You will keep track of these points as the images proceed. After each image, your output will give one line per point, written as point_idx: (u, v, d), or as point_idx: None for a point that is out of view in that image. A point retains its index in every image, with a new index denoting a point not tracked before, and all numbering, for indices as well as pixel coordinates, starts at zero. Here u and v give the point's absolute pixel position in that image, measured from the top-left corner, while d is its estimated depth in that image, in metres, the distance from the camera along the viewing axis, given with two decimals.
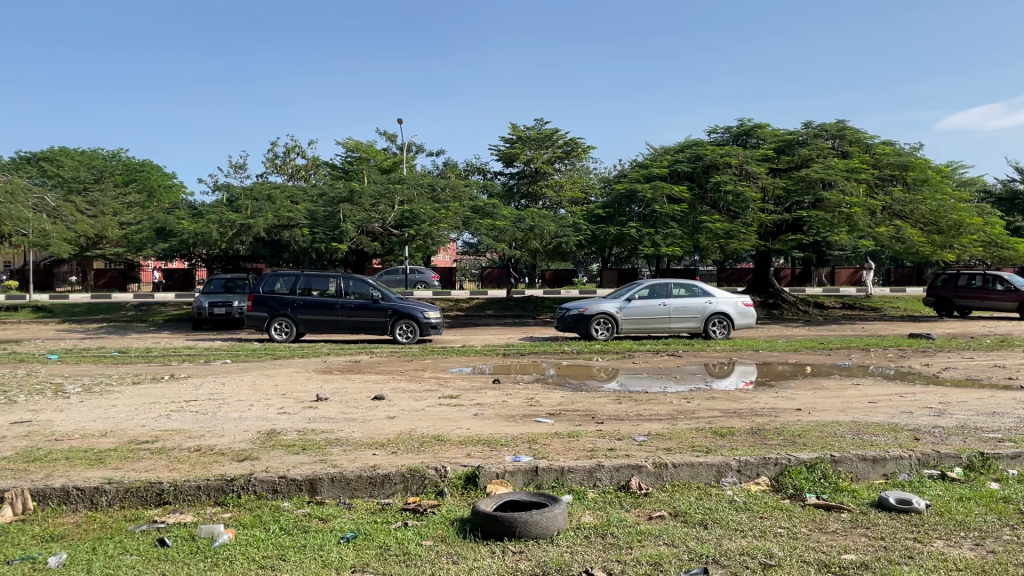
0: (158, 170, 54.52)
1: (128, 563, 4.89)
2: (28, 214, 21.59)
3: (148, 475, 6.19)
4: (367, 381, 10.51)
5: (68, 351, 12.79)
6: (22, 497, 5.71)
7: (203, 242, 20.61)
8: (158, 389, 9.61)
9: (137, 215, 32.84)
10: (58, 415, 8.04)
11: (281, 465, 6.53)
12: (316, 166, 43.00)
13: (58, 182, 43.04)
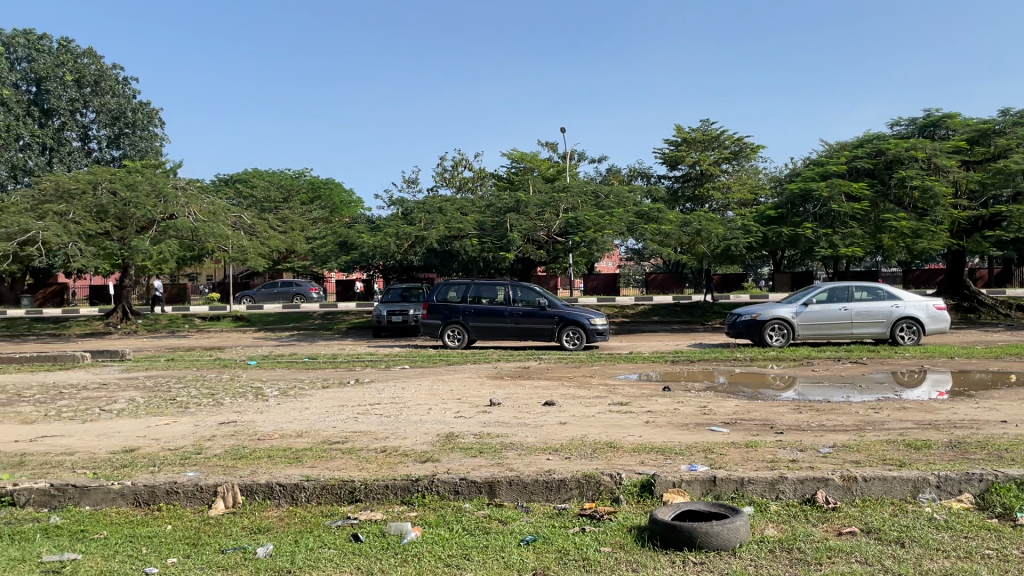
0: (339, 187, 57.96)
1: (327, 556, 5.23)
2: (229, 231, 23.63)
3: (340, 473, 6.59)
4: (538, 386, 10.68)
5: (264, 357, 13.86)
6: (232, 491, 6.21)
7: (381, 254, 21.76)
8: (346, 392, 10.22)
9: (322, 230, 35.08)
10: (260, 416, 8.74)
11: (459, 467, 6.75)
12: (483, 178, 44.26)
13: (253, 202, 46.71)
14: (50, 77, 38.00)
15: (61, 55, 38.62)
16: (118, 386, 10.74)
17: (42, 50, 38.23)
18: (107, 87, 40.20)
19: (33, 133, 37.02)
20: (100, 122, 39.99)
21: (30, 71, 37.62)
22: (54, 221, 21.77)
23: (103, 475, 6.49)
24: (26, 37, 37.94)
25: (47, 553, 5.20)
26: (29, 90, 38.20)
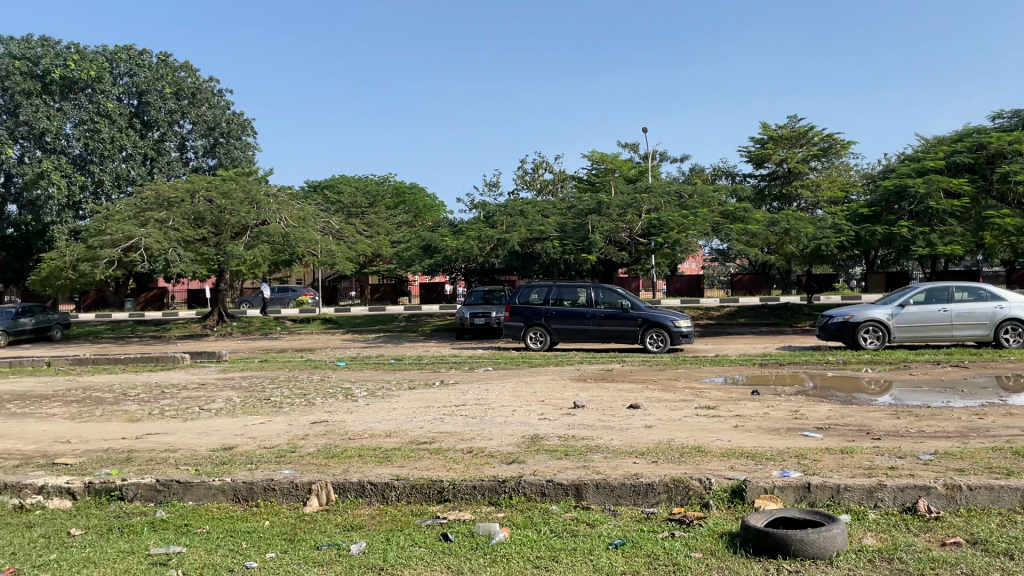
0: (422, 192, 58.86)
1: (418, 554, 5.31)
2: (317, 236, 24.31)
3: (429, 474, 6.68)
4: (622, 389, 10.60)
5: (352, 359, 14.20)
6: (325, 489, 6.38)
7: (463, 257, 22.01)
8: (431, 394, 10.37)
9: (406, 233, 35.72)
10: (350, 416, 8.96)
11: (546, 469, 6.76)
12: (563, 180, 44.27)
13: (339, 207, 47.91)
14: (150, 90, 39.65)
15: (160, 70, 40.28)
16: (216, 386, 11.18)
17: (144, 65, 40.04)
18: (203, 99, 41.73)
19: (135, 144, 38.79)
20: (197, 132, 41.74)
21: (132, 84, 39.28)
22: (156, 229, 22.85)
23: (204, 471, 6.75)
24: (127, 53, 39.64)
25: (154, 546, 5.45)
26: (131, 103, 40.04)
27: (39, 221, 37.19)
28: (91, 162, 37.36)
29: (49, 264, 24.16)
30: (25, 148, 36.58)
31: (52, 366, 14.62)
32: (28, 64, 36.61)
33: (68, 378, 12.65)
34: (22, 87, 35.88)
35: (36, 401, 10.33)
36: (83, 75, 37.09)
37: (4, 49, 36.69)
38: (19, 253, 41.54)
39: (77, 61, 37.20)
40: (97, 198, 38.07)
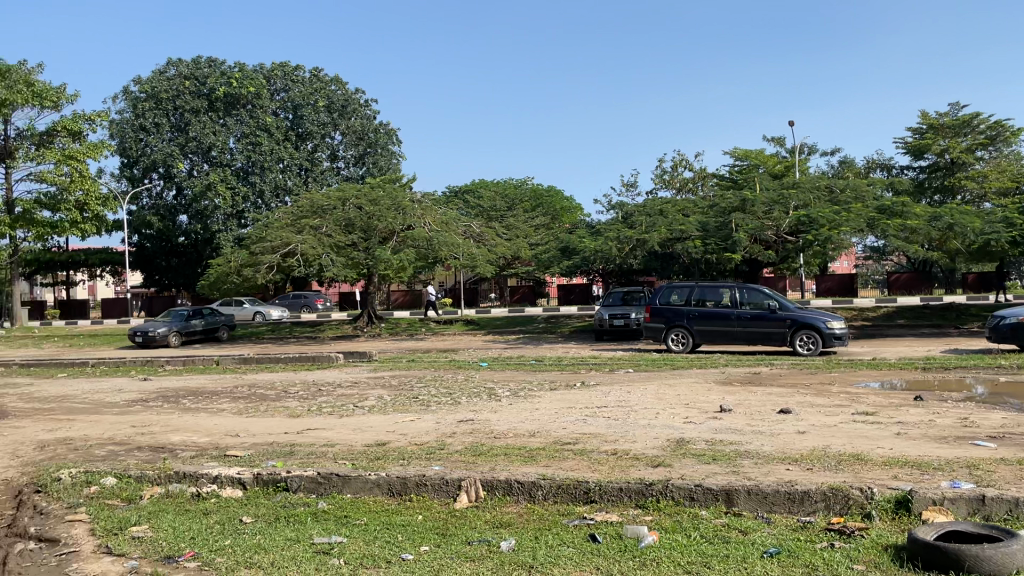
0: (559, 194, 59.19)
1: (566, 554, 5.32)
2: (460, 240, 24.86)
3: (575, 474, 6.69)
4: (771, 393, 10.24)
5: (495, 359, 14.47)
6: (474, 486, 6.51)
7: (603, 258, 21.97)
8: (574, 395, 10.39)
9: (545, 235, 35.95)
10: (494, 416, 9.11)
11: (694, 473, 6.61)
12: (704, 178, 43.26)
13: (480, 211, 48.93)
14: (304, 104, 41.96)
15: (314, 84, 42.54)
16: (367, 384, 11.67)
17: (298, 80, 42.42)
18: (353, 110, 43.73)
19: (291, 156, 41.13)
20: (347, 143, 43.67)
21: (288, 99, 41.72)
22: (311, 235, 24.20)
23: (360, 466, 7.05)
24: (283, 69, 42.18)
25: (317, 535, 5.74)
26: (287, 117, 42.48)
27: (207, 229, 40.19)
28: (253, 173, 39.97)
29: (217, 269, 26.03)
30: (195, 162, 39.77)
31: (220, 364, 15.74)
32: (196, 83, 39.96)
33: (236, 376, 13.58)
34: (191, 105, 39.35)
35: (208, 396, 11.15)
36: (244, 92, 39.99)
37: (176, 70, 40.07)
38: (189, 261, 42.95)
39: (238, 78, 40.07)
40: (258, 207, 40.70)
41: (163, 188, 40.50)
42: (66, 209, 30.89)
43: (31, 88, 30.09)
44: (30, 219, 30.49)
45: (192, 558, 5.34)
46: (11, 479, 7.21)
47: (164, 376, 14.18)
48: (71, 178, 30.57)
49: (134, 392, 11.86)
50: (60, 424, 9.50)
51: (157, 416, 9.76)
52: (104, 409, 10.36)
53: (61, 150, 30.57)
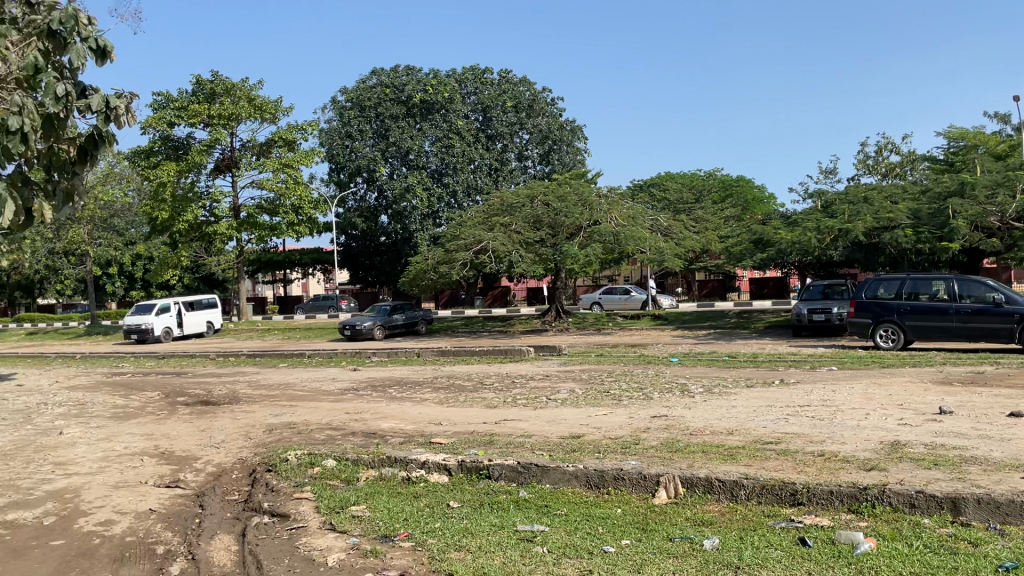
0: (750, 184, 57.05)
1: (774, 556, 5.11)
2: (647, 234, 24.62)
3: (780, 474, 6.43)
4: (999, 395, 9.33)
5: (686, 354, 14.25)
6: (674, 482, 6.43)
7: (800, 251, 20.95)
8: (772, 392, 10.01)
9: (738, 226, 34.71)
10: (689, 412, 8.97)
11: (913, 478, 6.17)
12: (913, 161, 40.07)
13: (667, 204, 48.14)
14: (494, 105, 43.22)
15: (502, 85, 43.76)
16: (559, 378, 11.85)
17: (487, 82, 43.84)
18: (540, 109, 44.46)
19: (482, 156, 42.47)
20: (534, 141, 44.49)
21: (478, 101, 43.07)
22: (501, 232, 24.99)
23: (558, 457, 7.17)
24: (473, 73, 43.71)
25: (520, 523, 5.88)
26: (478, 119, 43.89)
27: (406, 229, 42.30)
28: (446, 174, 41.60)
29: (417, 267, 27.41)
30: (394, 166, 42.01)
31: (420, 356, 16.61)
32: (396, 90, 42.16)
33: (436, 368, 14.25)
34: (390, 111, 41.54)
35: (411, 386, 11.79)
36: (439, 97, 41.74)
37: (377, 79, 42.51)
38: (390, 259, 44.35)
39: (434, 84, 41.87)
40: (451, 207, 42.36)
41: (365, 191, 43.22)
42: (283, 213, 33.70)
43: (253, 102, 33.11)
44: (253, 223, 33.53)
45: (406, 538, 5.65)
46: (246, 459, 7.97)
47: (371, 367, 15.17)
48: (287, 184, 33.33)
49: (346, 382, 12.76)
50: (284, 410, 10.40)
51: (367, 404, 10.44)
52: (321, 396, 11.23)
53: (278, 159, 33.38)
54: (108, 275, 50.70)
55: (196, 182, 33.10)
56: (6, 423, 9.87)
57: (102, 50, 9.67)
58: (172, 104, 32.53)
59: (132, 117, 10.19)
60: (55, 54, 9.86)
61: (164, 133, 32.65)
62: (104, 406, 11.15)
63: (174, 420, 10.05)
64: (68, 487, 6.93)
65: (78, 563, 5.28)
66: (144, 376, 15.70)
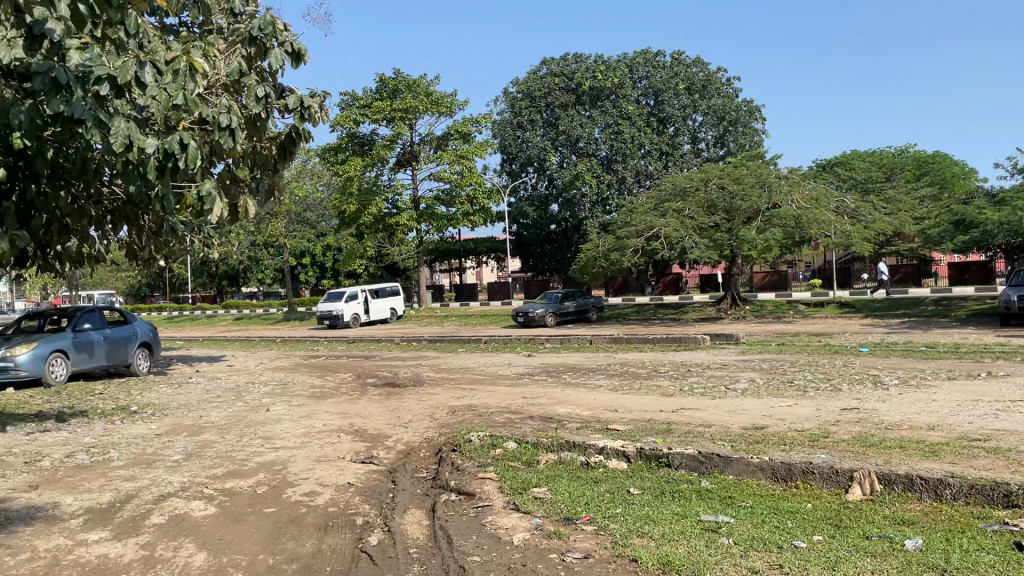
0: (948, 160, 52.64)
1: (986, 560, 4.70)
2: (832, 216, 23.43)
3: (990, 474, 5.91)
4: None
5: (877, 344, 13.43)
6: (869, 479, 6.08)
7: (1009, 232, 19.17)
8: (978, 386, 9.24)
9: (935, 207, 32.16)
10: (883, 405, 8.46)
11: None
12: None
13: (853, 184, 45.39)
14: (665, 88, 42.51)
15: (675, 67, 42.86)
16: (738, 367, 11.52)
17: (659, 66, 43.13)
18: (713, 90, 43.22)
19: (652, 141, 41.92)
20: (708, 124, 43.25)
21: (649, 85, 42.50)
22: (674, 218, 24.62)
23: (741, 448, 6.98)
24: (645, 57, 43.14)
25: (704, 513, 5.78)
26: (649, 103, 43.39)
27: (576, 216, 42.58)
28: (616, 161, 41.42)
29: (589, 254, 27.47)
30: (564, 154, 42.29)
31: (593, 343, 16.69)
32: (565, 79, 42.46)
33: (610, 355, 14.28)
34: (561, 100, 41.90)
35: (586, 372, 11.90)
36: (608, 83, 41.61)
37: (548, 69, 42.95)
38: (561, 246, 45.71)
39: (603, 70, 41.78)
40: (621, 193, 42.14)
41: (537, 180, 43.87)
42: (459, 204, 34.84)
43: (430, 97, 34.34)
44: (432, 214, 34.94)
45: (589, 522, 5.71)
46: (432, 438, 8.36)
47: (546, 353, 15.42)
48: (462, 175, 34.36)
49: (522, 367, 13.06)
50: (465, 393, 10.80)
51: (543, 389, 10.62)
52: (499, 381, 11.56)
53: (455, 151, 34.54)
54: (302, 265, 54.62)
55: (379, 176, 34.81)
56: (221, 400, 10.88)
57: (296, 53, 10.41)
58: (357, 103, 34.48)
59: (324, 115, 10.91)
60: (258, 59, 10.74)
61: (351, 130, 34.66)
62: (304, 386, 12.05)
63: (365, 400, 10.69)
64: (276, 460, 7.53)
65: (287, 529, 5.73)
66: (336, 359, 16.82)
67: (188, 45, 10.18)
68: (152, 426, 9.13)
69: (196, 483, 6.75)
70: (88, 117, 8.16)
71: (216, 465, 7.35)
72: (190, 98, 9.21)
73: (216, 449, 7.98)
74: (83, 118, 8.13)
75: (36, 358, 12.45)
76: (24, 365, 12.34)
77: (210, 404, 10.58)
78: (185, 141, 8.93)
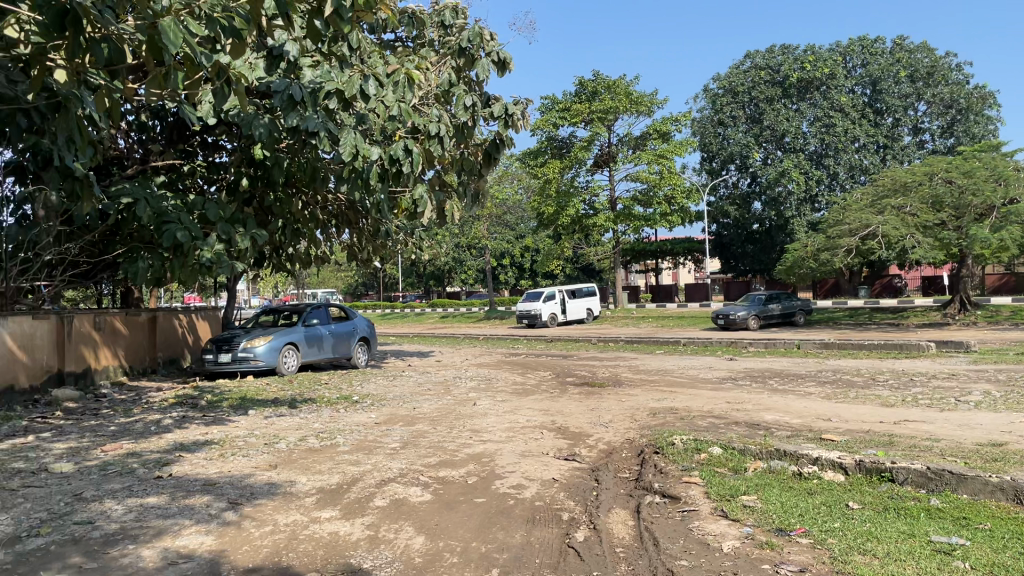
0: None
1: None
2: None
3: None
4: None
5: None
6: None
7: None
8: None
9: None
10: None
11: None
12: None
13: None
14: (884, 77, 39.69)
15: (896, 53, 40.11)
16: (970, 377, 10.55)
17: (877, 53, 40.52)
18: (940, 78, 39.95)
19: (868, 133, 39.34)
20: (933, 113, 40.01)
21: (866, 74, 39.96)
22: (893, 215, 22.99)
23: (975, 466, 6.37)
24: (861, 44, 40.74)
25: (935, 534, 5.32)
26: (865, 93, 40.79)
27: (781, 215, 40.70)
28: (827, 156, 39.20)
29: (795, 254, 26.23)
30: (769, 150, 40.71)
31: (801, 348, 15.95)
32: (771, 72, 40.93)
33: (821, 360, 13.55)
34: (765, 94, 40.25)
35: (794, 378, 11.39)
36: (818, 74, 39.44)
37: (752, 62, 41.51)
38: (764, 246, 43.99)
39: (813, 61, 39.66)
40: (832, 189, 39.83)
41: (738, 178, 42.47)
42: (657, 204, 34.43)
43: (629, 96, 34.11)
44: (629, 214, 34.78)
45: (804, 535, 5.45)
46: (634, 439, 8.33)
47: (750, 357, 14.89)
48: (661, 175, 33.88)
49: (725, 371, 12.71)
50: (666, 395, 10.66)
51: (748, 394, 10.27)
52: (701, 384, 11.30)
53: (653, 151, 34.19)
54: (502, 266, 56.39)
55: (576, 178, 35.15)
56: (432, 393, 11.47)
57: (503, 62, 10.78)
58: (557, 107, 35.14)
59: (527, 120, 11.18)
60: (466, 70, 11.22)
61: (551, 134, 35.34)
62: (508, 383, 12.42)
63: (566, 398, 10.85)
64: (485, 452, 7.83)
65: (497, 520, 5.94)
66: (536, 357, 17.18)
67: (403, 59, 10.86)
68: (371, 415, 9.79)
69: (413, 470, 7.16)
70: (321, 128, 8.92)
71: (430, 454, 7.76)
72: (406, 109, 9.79)
73: (429, 439, 8.43)
74: (317, 130, 8.99)
75: (272, 350, 13.72)
76: (262, 356, 13.61)
77: (421, 396, 11.17)
78: (407, 148, 9.52)
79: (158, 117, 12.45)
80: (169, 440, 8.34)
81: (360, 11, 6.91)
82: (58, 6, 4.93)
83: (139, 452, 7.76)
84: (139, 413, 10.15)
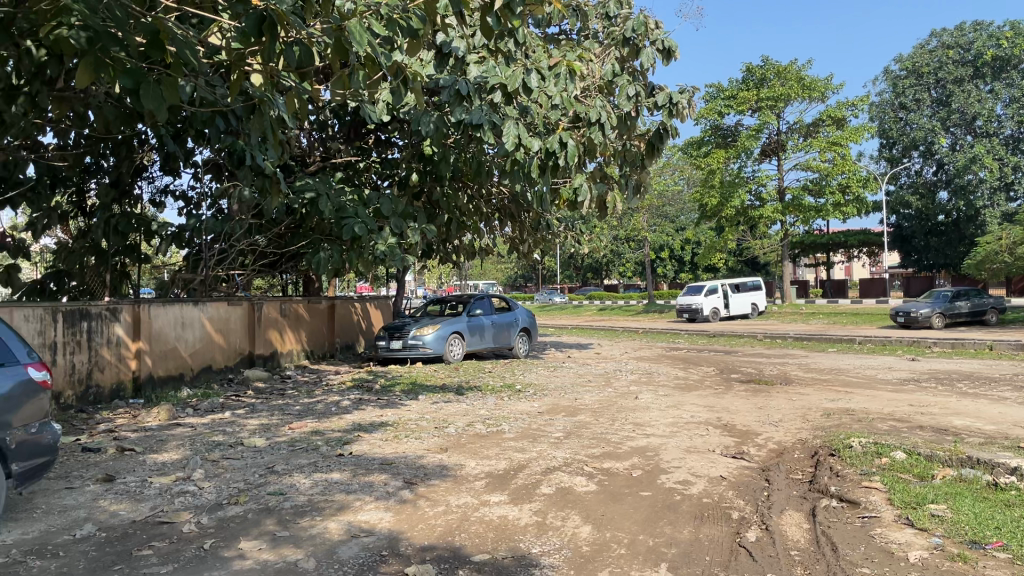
0: None
1: None
2: None
3: None
4: None
5: None
6: None
7: None
8: None
9: None
10: None
11: None
12: None
13: None
14: None
15: None
16: None
17: None
18: None
19: None
20: None
21: None
22: None
23: None
24: None
25: None
26: None
27: (971, 205, 37.59)
28: None
29: (984, 248, 24.13)
30: (957, 135, 37.70)
31: (995, 348, 14.70)
32: (961, 51, 37.48)
33: (1017, 363, 12.44)
34: (954, 75, 37.22)
35: (986, 381, 10.50)
36: (1016, 51, 35.99)
37: (939, 41, 38.39)
38: (950, 239, 40.88)
39: (1011, 37, 36.14)
40: None
41: (922, 166, 39.66)
42: (829, 194, 32.68)
43: (801, 82, 32.55)
44: (798, 204, 33.19)
45: (1001, 549, 5.03)
46: (806, 441, 7.99)
47: (935, 357, 13.89)
48: (834, 163, 32.22)
49: (906, 372, 11.92)
50: (841, 395, 10.13)
51: (932, 398, 9.58)
52: (879, 385, 10.66)
53: (826, 137, 32.53)
54: (662, 259, 55.59)
55: (743, 168, 33.98)
56: (593, 385, 11.50)
57: (667, 50, 10.59)
58: (722, 95, 34.22)
59: (693, 110, 10.91)
60: (630, 60, 11.11)
61: (715, 123, 34.45)
62: (670, 377, 12.26)
63: (732, 395, 10.56)
64: (648, 446, 7.77)
65: (665, 514, 5.88)
66: (699, 352, 16.85)
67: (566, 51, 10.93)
68: (534, 404, 9.95)
69: (577, 460, 7.22)
70: (485, 121, 9.21)
71: (594, 445, 7.79)
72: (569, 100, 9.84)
73: (593, 430, 8.46)
74: (482, 123, 9.23)
75: (439, 338, 14.22)
76: (430, 344, 14.12)
77: (582, 388, 11.22)
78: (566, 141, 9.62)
79: (337, 117, 13.15)
80: (347, 421, 8.85)
81: (528, 5, 6.95)
82: (257, 12, 5.27)
83: (322, 431, 8.28)
84: (321, 394, 10.86)
